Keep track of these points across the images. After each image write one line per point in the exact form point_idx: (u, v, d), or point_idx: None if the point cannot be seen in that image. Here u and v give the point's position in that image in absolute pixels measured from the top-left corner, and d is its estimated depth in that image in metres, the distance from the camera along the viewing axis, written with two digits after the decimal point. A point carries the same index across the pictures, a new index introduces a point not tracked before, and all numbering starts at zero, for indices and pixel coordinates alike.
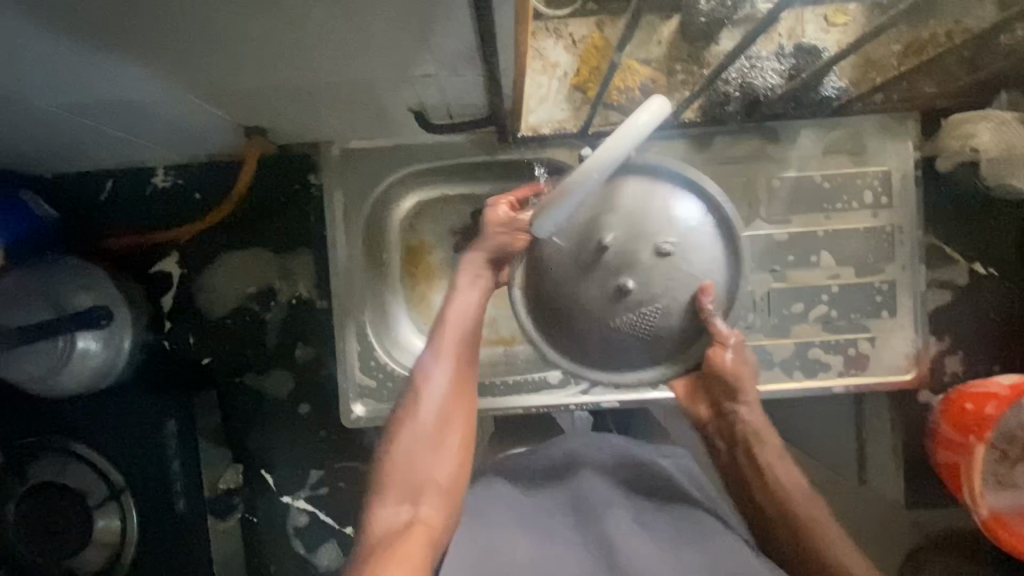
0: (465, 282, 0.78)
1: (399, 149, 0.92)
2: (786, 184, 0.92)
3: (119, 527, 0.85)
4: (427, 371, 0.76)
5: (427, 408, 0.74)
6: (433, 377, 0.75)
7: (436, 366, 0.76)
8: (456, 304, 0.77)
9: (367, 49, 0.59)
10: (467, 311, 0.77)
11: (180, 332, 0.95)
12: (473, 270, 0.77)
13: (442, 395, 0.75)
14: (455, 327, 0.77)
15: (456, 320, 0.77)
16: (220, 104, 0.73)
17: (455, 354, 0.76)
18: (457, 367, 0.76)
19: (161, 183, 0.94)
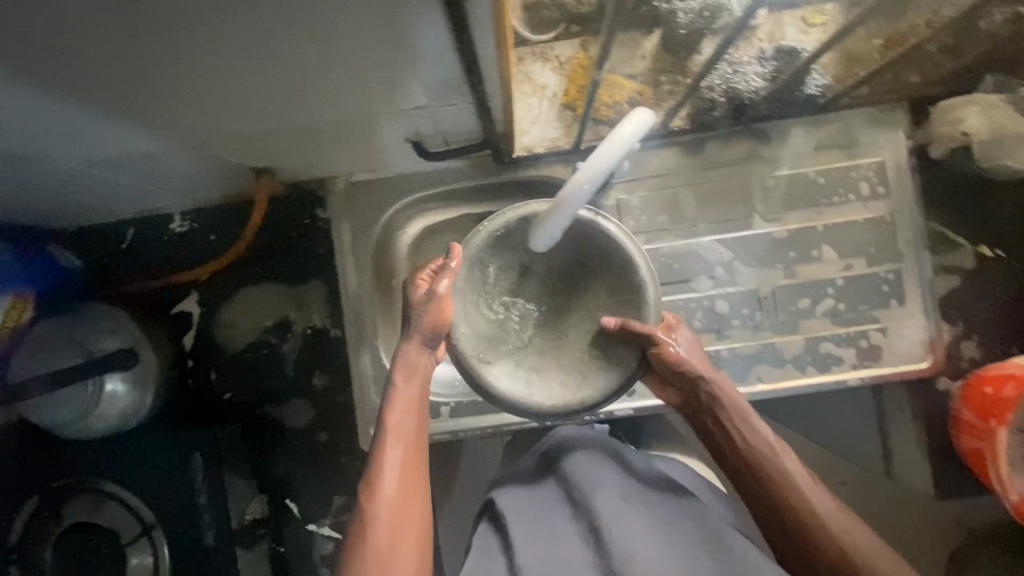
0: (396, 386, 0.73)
1: (401, 177, 0.96)
2: (781, 182, 0.93)
3: (151, 563, 0.87)
4: (374, 478, 0.68)
5: (377, 522, 0.66)
6: (381, 481, 0.68)
7: (381, 471, 0.68)
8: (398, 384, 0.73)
9: (359, 87, 0.62)
10: (407, 404, 0.72)
11: (202, 369, 0.99)
12: (410, 350, 0.73)
13: (391, 515, 0.66)
14: (404, 423, 0.71)
15: (395, 421, 0.71)
16: (228, 148, 0.77)
17: (406, 453, 0.70)
18: (406, 462, 0.70)
19: (178, 227, 0.99)
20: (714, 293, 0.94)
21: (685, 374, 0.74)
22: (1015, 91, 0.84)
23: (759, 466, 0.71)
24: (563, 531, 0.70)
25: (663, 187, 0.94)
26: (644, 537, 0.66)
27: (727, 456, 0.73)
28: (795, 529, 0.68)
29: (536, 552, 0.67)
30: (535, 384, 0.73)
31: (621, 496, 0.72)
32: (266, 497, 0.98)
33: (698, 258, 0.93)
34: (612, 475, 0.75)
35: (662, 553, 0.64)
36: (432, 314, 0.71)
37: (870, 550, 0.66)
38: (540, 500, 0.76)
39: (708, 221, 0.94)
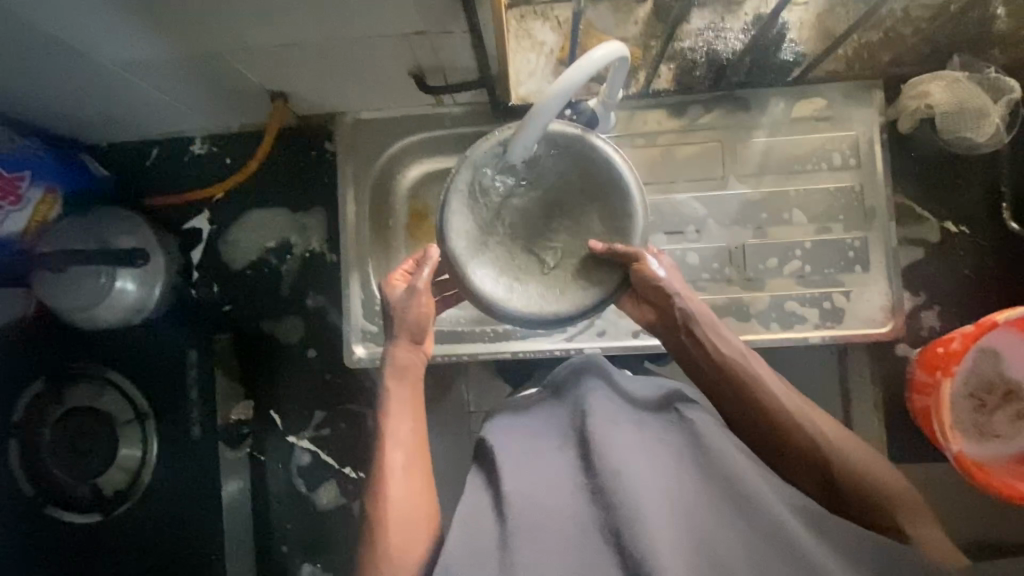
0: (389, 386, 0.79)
1: (405, 118, 1.04)
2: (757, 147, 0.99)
3: (139, 454, 0.95)
4: (383, 466, 0.74)
5: (392, 502, 0.72)
6: (392, 467, 0.74)
7: (389, 461, 0.75)
8: (395, 391, 0.79)
9: (366, 5, 0.70)
10: (401, 400, 0.78)
11: (206, 281, 1.06)
12: (400, 353, 0.80)
13: (404, 499, 0.72)
14: (406, 418, 0.78)
15: (393, 422, 0.77)
16: (249, 65, 0.85)
17: (409, 443, 0.76)
18: (410, 449, 0.76)
19: (198, 150, 1.08)
20: (685, 246, 0.99)
21: (664, 291, 0.75)
22: (980, 71, 0.91)
23: (729, 373, 0.73)
24: (552, 460, 0.69)
25: (648, 146, 1.00)
26: (633, 458, 0.65)
27: (697, 370, 0.75)
28: (777, 438, 0.70)
29: (523, 481, 0.66)
30: (520, 290, 0.77)
31: (609, 417, 0.70)
32: (251, 403, 1.04)
33: (675, 212, 0.99)
34: (601, 398, 0.73)
35: (653, 476, 0.64)
36: (413, 309, 0.79)
37: (834, 434, 0.71)
38: (528, 429, 0.74)
39: (686, 179, 1.00)
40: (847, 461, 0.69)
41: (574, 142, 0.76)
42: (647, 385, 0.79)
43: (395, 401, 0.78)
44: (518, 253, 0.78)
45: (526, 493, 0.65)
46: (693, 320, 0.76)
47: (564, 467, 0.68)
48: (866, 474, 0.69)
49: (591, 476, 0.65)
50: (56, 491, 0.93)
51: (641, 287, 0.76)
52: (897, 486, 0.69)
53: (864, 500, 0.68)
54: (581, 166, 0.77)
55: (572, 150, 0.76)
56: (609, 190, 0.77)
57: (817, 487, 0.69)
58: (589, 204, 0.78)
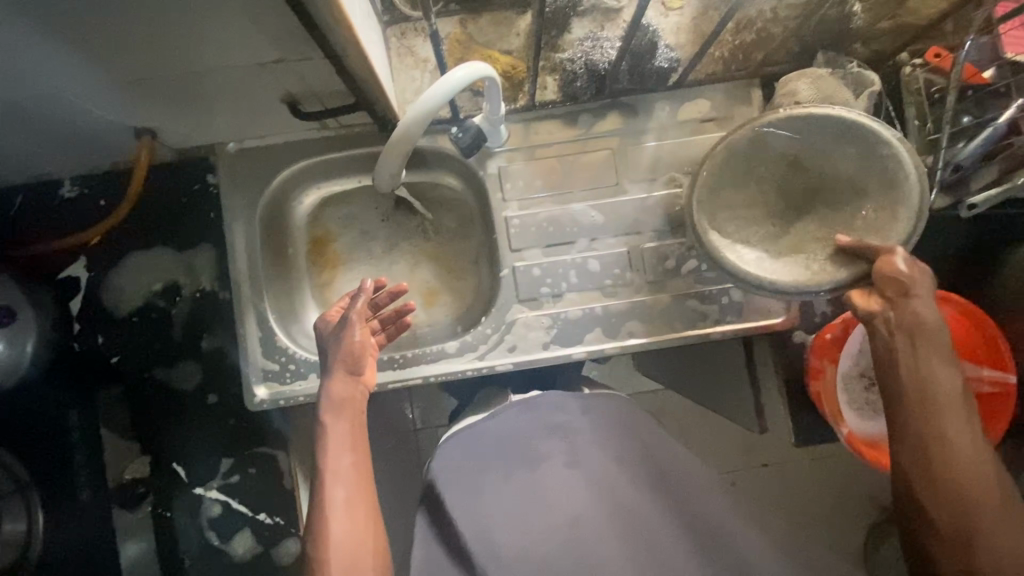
0: (327, 418, 0.77)
1: (289, 144, 0.99)
2: (863, 152, 0.81)
3: (23, 531, 0.83)
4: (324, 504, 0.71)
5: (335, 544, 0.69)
6: (332, 507, 0.71)
7: (331, 495, 0.71)
8: (334, 423, 0.77)
9: (207, 36, 0.66)
10: (338, 437, 0.76)
11: (90, 333, 0.99)
12: (339, 386, 0.79)
13: (344, 541, 0.69)
14: (349, 451, 0.75)
15: (332, 458, 0.74)
16: (98, 102, 0.79)
17: (357, 476, 0.74)
18: (355, 483, 0.73)
19: (69, 193, 1.00)
20: (585, 254, 0.99)
21: (905, 288, 0.73)
22: (843, 67, 0.95)
23: (919, 376, 0.71)
24: (506, 495, 0.72)
25: (543, 156, 1.00)
26: (587, 497, 0.71)
27: (895, 377, 0.73)
28: (919, 452, 0.70)
29: (479, 525, 0.70)
30: (775, 267, 0.84)
31: (566, 459, 0.74)
32: (148, 459, 0.98)
33: (573, 222, 0.99)
34: (557, 438, 0.76)
35: (601, 511, 0.70)
36: (340, 340, 0.81)
37: (986, 504, 0.66)
38: (474, 465, 0.76)
39: (581, 188, 1.00)
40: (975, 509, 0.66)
41: (861, 125, 0.80)
42: (592, 400, 0.81)
43: (338, 434, 0.76)
44: (774, 237, 0.87)
45: (484, 539, 0.69)
46: (924, 314, 0.72)
47: (516, 499, 0.72)
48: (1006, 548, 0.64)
49: (546, 514, 0.70)
50: None
51: (882, 280, 0.75)
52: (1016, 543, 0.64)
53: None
54: (889, 156, 0.79)
55: (870, 141, 0.80)
56: (884, 172, 0.80)
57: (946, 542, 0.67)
58: (868, 192, 0.82)
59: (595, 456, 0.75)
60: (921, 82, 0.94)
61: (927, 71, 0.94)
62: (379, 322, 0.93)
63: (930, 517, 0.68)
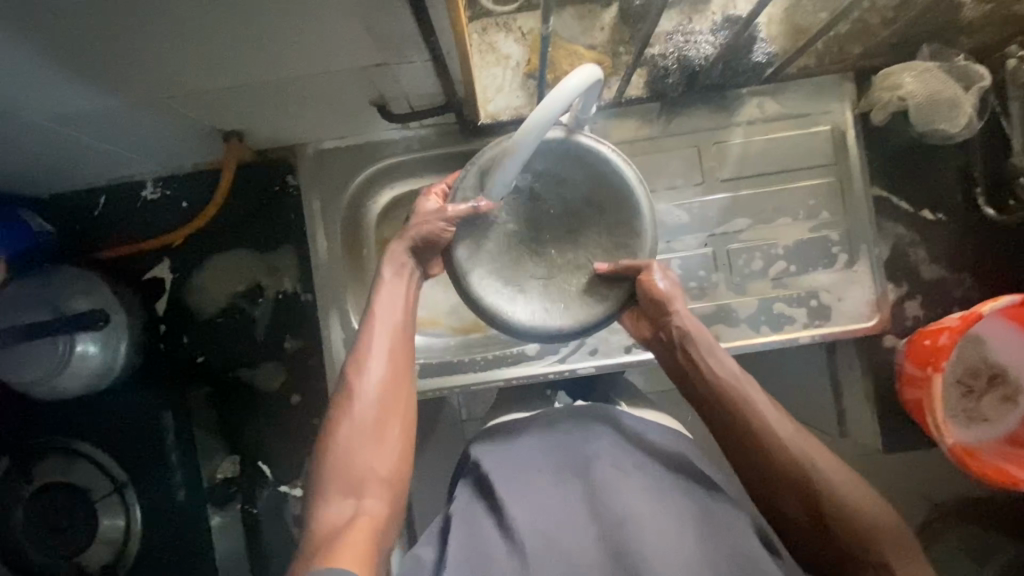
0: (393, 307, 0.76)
1: (368, 146, 0.98)
2: (594, 180, 0.77)
3: (122, 524, 0.90)
4: (346, 406, 0.70)
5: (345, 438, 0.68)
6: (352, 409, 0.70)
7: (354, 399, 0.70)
8: (376, 363, 0.72)
9: (320, 41, 0.64)
10: (391, 335, 0.74)
11: (176, 334, 1.00)
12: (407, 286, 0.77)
13: (360, 439, 0.68)
14: (393, 350, 0.74)
15: (376, 352, 0.73)
16: (195, 107, 0.78)
17: (386, 387, 0.72)
18: (382, 394, 0.71)
19: (150, 194, 1.01)
20: (670, 255, 0.97)
21: (662, 307, 0.77)
22: (949, 60, 0.90)
23: (723, 399, 0.73)
24: (557, 498, 0.68)
25: (628, 155, 0.97)
26: (635, 495, 0.66)
27: (716, 405, 0.74)
28: (767, 467, 0.70)
29: (529, 514, 0.66)
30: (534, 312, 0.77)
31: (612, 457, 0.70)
32: (237, 458, 1.00)
33: (658, 222, 0.97)
34: (610, 437, 0.73)
35: (650, 509, 0.65)
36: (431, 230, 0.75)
37: (867, 512, 0.66)
38: (522, 459, 0.73)
39: (666, 188, 0.97)
40: (836, 498, 0.67)
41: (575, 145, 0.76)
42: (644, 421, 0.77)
43: (381, 377, 0.72)
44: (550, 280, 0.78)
45: (533, 527, 0.64)
46: (681, 323, 0.77)
47: (564, 494, 0.68)
48: (879, 530, 0.66)
49: (597, 520, 0.65)
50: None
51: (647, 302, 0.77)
52: (882, 520, 0.66)
53: (867, 556, 0.65)
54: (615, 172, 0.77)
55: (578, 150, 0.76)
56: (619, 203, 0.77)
57: (804, 515, 0.68)
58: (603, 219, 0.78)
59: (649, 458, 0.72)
60: None
61: None
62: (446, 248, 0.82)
63: (788, 516, 0.69)
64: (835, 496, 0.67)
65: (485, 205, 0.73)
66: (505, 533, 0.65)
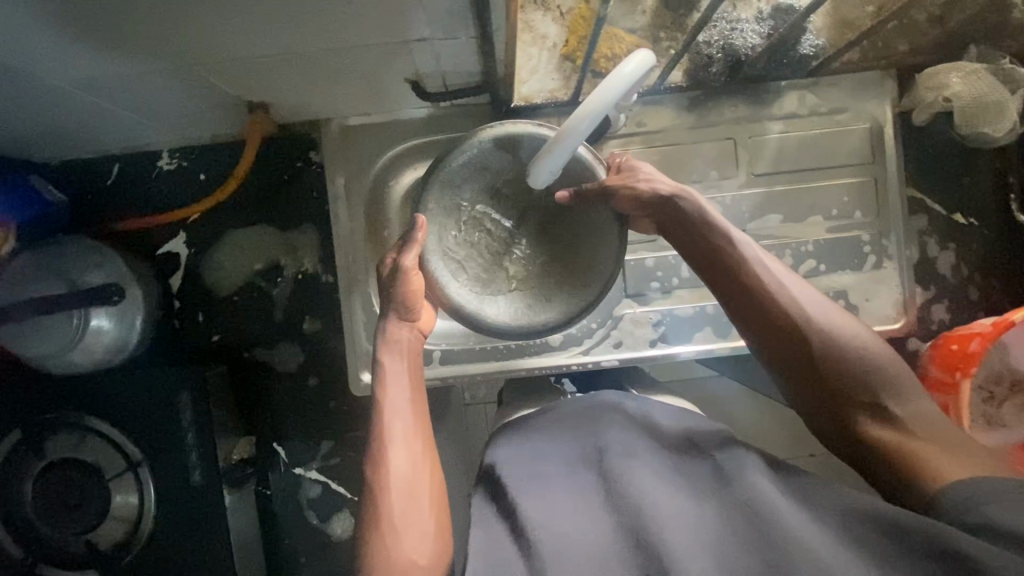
0: (390, 351, 0.74)
1: (395, 124, 0.95)
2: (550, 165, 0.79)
3: (135, 502, 0.88)
4: (380, 459, 0.68)
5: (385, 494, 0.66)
6: (385, 461, 0.68)
7: (386, 452, 0.68)
8: (395, 451, 0.68)
9: (365, 13, 0.61)
10: (397, 374, 0.73)
11: (193, 310, 0.97)
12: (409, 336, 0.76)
13: (399, 489, 0.67)
14: (410, 394, 0.73)
15: (392, 398, 0.71)
16: (222, 76, 0.75)
17: (408, 432, 0.70)
18: (408, 440, 0.69)
19: (166, 165, 0.97)
20: None
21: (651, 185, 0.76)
22: (995, 62, 0.89)
23: (715, 263, 0.74)
24: (559, 478, 0.67)
25: (663, 144, 0.95)
26: (658, 488, 0.63)
27: (706, 271, 0.75)
28: (758, 327, 0.71)
29: (546, 511, 0.63)
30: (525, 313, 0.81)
31: (631, 452, 0.67)
32: (252, 438, 0.98)
33: None
34: (629, 432, 0.70)
35: (672, 501, 0.61)
36: (404, 287, 0.74)
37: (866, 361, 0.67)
38: (537, 450, 0.71)
39: (700, 180, 0.95)
40: (834, 350, 0.68)
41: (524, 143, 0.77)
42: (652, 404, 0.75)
43: (405, 463, 0.68)
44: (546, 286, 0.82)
45: (553, 531, 0.61)
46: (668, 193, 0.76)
47: (580, 490, 0.66)
48: (873, 365, 0.67)
49: (615, 510, 0.62)
50: (49, 552, 0.87)
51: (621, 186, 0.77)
52: (883, 362, 0.67)
53: (864, 394, 0.66)
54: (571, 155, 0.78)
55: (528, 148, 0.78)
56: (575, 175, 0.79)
57: (798, 370, 0.69)
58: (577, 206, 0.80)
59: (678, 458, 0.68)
60: None
61: None
62: None
63: (784, 374, 0.70)
64: (834, 347, 0.68)
65: (421, 228, 0.75)
66: (516, 530, 0.63)
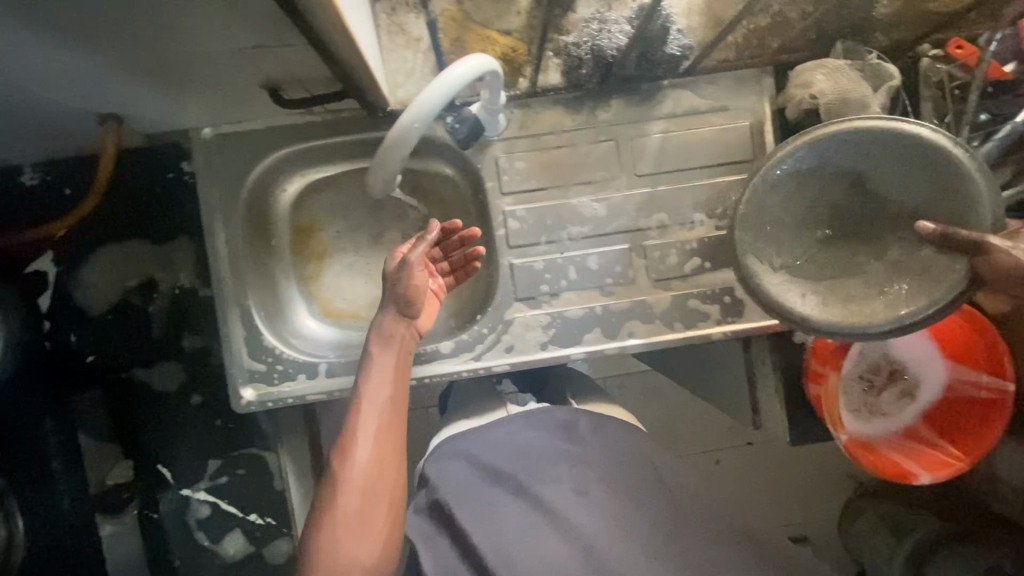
0: (376, 343, 0.81)
1: (266, 131, 0.92)
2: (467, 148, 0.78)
3: (4, 536, 0.79)
4: (348, 446, 0.70)
5: (348, 483, 0.68)
6: (354, 452, 0.70)
7: (355, 442, 0.71)
8: (364, 443, 0.71)
9: (177, 23, 0.58)
10: (379, 368, 0.78)
11: (62, 331, 0.93)
12: (396, 329, 0.82)
13: (360, 480, 0.69)
14: (388, 382, 0.77)
15: (372, 387, 0.76)
16: (57, 89, 0.71)
17: (387, 420, 0.74)
18: (381, 429, 0.73)
19: (28, 180, 0.93)
20: (586, 250, 0.95)
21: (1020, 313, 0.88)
22: (862, 58, 0.90)
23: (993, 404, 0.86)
24: (507, 511, 0.72)
25: (545, 146, 0.94)
26: (588, 506, 0.72)
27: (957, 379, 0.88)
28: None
29: (499, 542, 0.69)
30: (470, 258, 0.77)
31: (571, 479, 0.74)
32: (131, 463, 0.94)
33: (574, 214, 0.94)
34: (565, 443, 0.78)
35: (601, 520, 0.71)
36: (404, 282, 0.81)
37: None
38: (491, 489, 0.75)
39: (584, 181, 0.94)
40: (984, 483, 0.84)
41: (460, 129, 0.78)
42: (584, 412, 0.83)
43: (370, 460, 0.70)
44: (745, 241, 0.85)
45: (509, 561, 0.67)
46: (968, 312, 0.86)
47: (525, 513, 0.72)
48: None
49: (553, 528, 0.70)
50: None
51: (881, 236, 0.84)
52: None
53: None
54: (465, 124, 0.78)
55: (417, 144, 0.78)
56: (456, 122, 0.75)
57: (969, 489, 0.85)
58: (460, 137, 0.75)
59: (604, 465, 0.76)
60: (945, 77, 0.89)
61: (954, 66, 0.89)
62: (446, 263, 0.93)
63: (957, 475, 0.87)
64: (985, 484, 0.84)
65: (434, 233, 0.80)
66: (466, 553, 0.70)
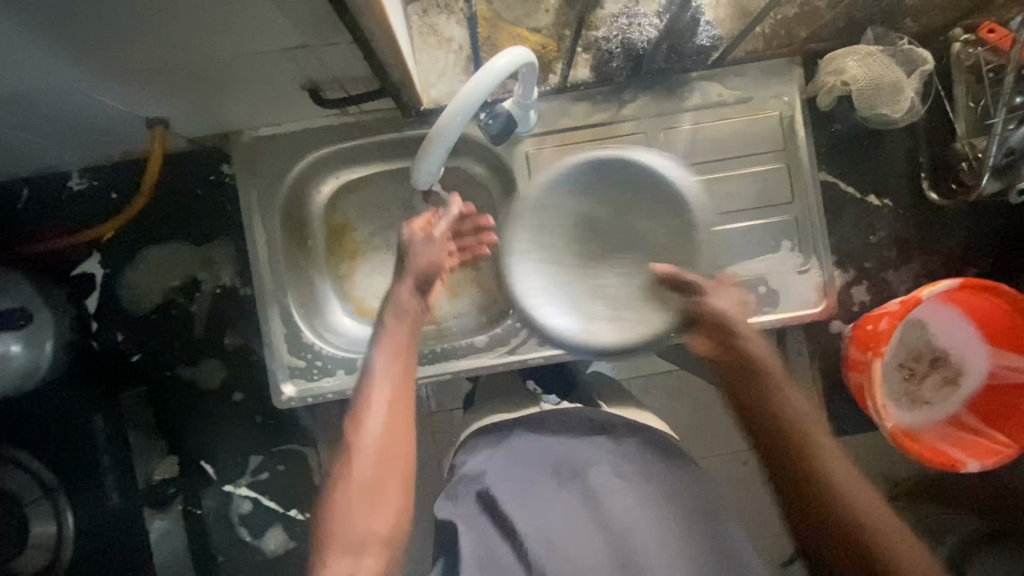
0: (389, 320, 0.78)
1: (302, 132, 0.94)
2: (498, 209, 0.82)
3: (54, 531, 0.85)
4: (359, 418, 0.71)
5: (361, 453, 0.69)
6: (365, 422, 0.70)
7: (367, 410, 0.71)
8: (374, 413, 0.71)
9: (230, 25, 0.61)
10: (394, 348, 0.76)
11: (108, 330, 0.96)
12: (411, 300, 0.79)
13: (373, 452, 0.69)
14: (398, 362, 0.75)
15: (382, 362, 0.75)
16: (110, 95, 0.74)
17: (397, 395, 0.73)
18: (392, 405, 0.72)
19: (77, 185, 0.96)
20: None
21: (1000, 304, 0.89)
22: (892, 44, 0.90)
23: None
24: (555, 510, 0.72)
25: (576, 140, 0.95)
26: (631, 507, 0.72)
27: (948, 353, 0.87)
28: None
29: (546, 534, 0.69)
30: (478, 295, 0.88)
31: (611, 474, 0.74)
32: (176, 458, 0.96)
33: None
34: (604, 445, 0.78)
35: (643, 522, 0.71)
36: (424, 253, 0.80)
37: None
38: (537, 481, 0.74)
39: None
40: None
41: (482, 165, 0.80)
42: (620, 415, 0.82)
43: (381, 429, 0.70)
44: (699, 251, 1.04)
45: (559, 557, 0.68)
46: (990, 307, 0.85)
47: (570, 510, 0.72)
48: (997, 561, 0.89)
49: (599, 531, 0.70)
50: None
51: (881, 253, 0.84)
52: None
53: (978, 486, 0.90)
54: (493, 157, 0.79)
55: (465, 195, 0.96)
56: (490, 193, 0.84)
57: None
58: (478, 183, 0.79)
59: (644, 468, 0.76)
60: (978, 60, 0.88)
61: (987, 50, 0.87)
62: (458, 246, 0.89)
63: None
64: None
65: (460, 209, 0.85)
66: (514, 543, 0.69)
